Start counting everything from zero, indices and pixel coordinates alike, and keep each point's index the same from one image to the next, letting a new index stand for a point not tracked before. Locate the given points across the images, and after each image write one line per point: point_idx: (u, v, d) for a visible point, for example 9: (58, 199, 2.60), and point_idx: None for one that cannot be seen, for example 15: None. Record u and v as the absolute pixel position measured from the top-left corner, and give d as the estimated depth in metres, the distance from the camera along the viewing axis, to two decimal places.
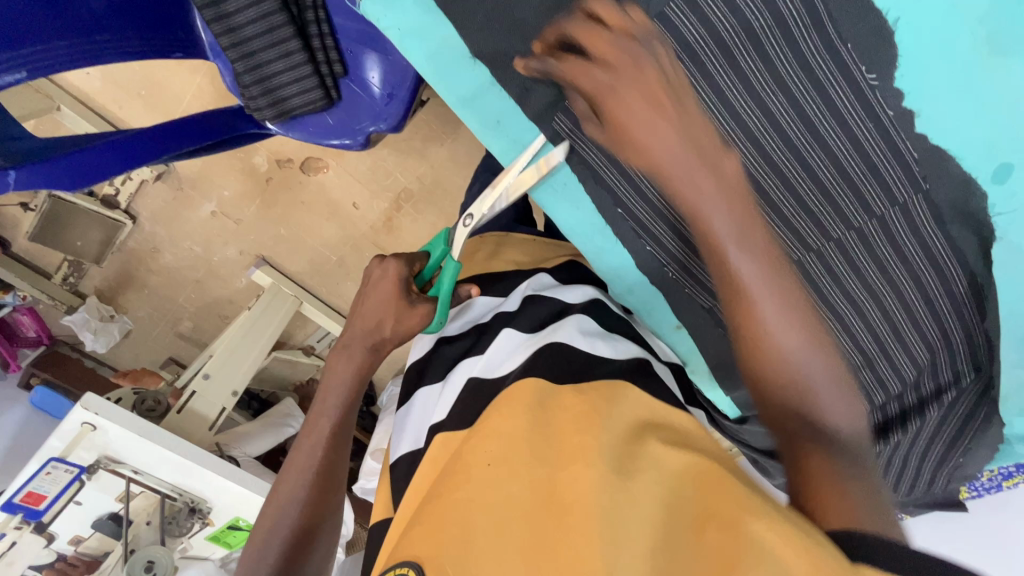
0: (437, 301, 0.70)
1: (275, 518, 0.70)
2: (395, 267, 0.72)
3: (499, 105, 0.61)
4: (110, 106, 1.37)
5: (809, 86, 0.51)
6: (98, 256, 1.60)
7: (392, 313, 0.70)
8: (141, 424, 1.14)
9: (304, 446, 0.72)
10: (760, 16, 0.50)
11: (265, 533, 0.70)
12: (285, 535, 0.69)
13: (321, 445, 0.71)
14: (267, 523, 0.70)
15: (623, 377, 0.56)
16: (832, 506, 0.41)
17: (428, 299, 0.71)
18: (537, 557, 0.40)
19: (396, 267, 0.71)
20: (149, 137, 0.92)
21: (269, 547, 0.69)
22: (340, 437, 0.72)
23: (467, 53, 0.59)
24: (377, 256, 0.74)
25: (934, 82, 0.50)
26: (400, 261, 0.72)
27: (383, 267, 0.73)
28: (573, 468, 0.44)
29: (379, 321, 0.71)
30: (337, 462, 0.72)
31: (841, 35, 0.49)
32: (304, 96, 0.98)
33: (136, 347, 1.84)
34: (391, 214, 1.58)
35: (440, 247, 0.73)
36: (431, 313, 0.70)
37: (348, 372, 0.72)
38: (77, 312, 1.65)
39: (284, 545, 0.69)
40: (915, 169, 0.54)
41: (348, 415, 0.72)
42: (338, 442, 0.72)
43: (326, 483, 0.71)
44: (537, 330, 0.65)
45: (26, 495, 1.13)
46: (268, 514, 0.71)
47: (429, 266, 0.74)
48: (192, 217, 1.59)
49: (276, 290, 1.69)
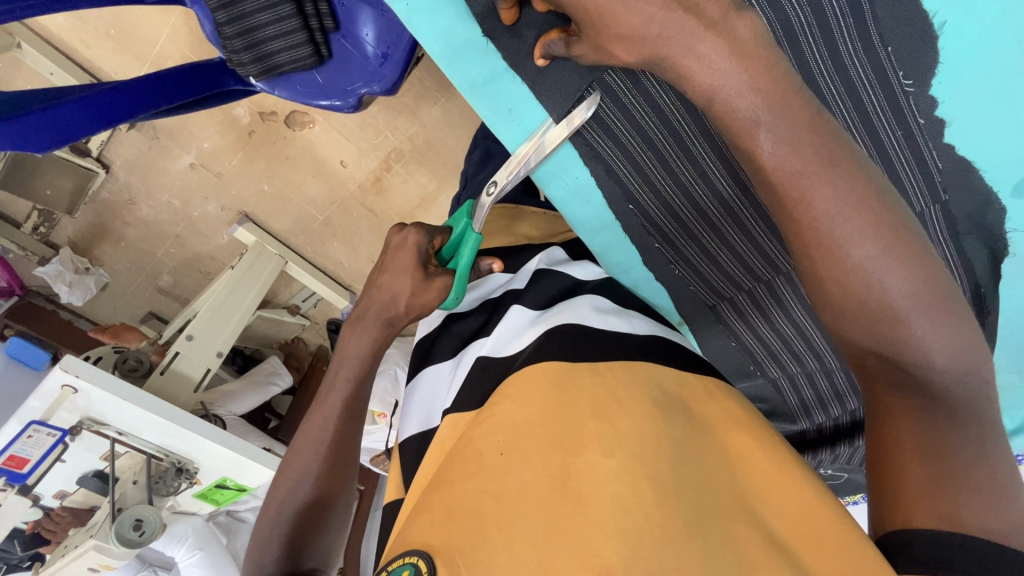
0: (455, 277, 0.67)
1: (290, 487, 0.69)
2: (416, 238, 0.68)
3: (512, 92, 0.57)
4: (76, 45, 1.27)
5: (841, 87, 0.48)
6: (70, 206, 1.52)
7: (407, 290, 0.66)
8: (124, 387, 1.12)
9: (316, 418, 0.69)
10: (801, 12, 0.45)
11: (276, 507, 0.70)
12: (298, 505, 0.69)
13: (335, 417, 0.68)
14: (280, 494, 0.70)
15: (637, 354, 0.55)
16: (914, 503, 0.41)
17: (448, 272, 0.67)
18: (552, 540, 0.39)
19: (416, 239, 0.67)
20: (124, 93, 0.85)
21: (281, 518, 0.69)
22: (355, 409, 0.69)
23: (481, 36, 0.53)
24: (397, 223, 0.71)
25: (968, 95, 0.47)
26: (420, 233, 0.68)
27: (402, 236, 0.69)
28: (588, 454, 0.44)
29: (394, 296, 0.67)
30: (350, 438, 0.70)
31: (883, 37, 0.45)
32: (292, 53, 0.91)
33: (115, 300, 1.79)
34: (380, 173, 1.52)
35: (463, 222, 0.70)
36: (448, 288, 0.67)
37: (364, 347, 0.68)
38: (50, 263, 1.59)
39: (298, 513, 0.69)
40: (937, 179, 0.52)
41: (363, 390, 0.69)
42: (352, 415, 0.69)
43: (340, 457, 0.70)
44: (545, 307, 0.63)
45: (8, 459, 1.10)
46: (282, 484, 0.70)
47: (449, 243, 0.70)
48: (170, 168, 1.50)
49: (259, 249, 1.63)
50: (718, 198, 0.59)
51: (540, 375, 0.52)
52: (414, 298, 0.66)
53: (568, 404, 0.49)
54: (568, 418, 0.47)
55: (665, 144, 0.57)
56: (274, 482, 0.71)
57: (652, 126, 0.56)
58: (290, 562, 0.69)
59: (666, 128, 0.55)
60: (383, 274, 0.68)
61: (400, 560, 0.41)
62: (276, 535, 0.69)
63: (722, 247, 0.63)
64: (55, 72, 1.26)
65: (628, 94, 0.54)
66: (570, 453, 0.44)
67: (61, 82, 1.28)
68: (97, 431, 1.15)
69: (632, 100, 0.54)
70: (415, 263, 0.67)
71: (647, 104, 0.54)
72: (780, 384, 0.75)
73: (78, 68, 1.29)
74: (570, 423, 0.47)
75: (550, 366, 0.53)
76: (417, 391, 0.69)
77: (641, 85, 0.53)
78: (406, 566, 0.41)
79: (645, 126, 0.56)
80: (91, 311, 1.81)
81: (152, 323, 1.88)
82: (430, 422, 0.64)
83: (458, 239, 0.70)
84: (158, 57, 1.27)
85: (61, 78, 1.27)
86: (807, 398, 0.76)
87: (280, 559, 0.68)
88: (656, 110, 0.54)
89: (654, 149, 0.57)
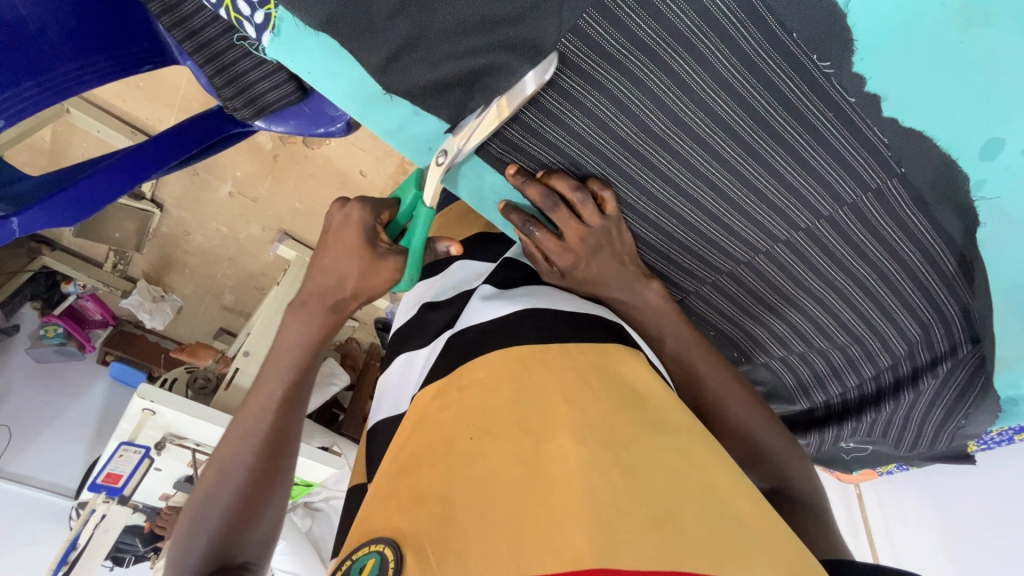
0: (406, 257, 0.59)
1: (218, 475, 0.63)
2: (361, 214, 0.57)
3: (429, 132, 0.55)
4: (116, 101, 1.40)
5: (752, 78, 0.47)
6: (138, 243, 1.72)
7: (359, 274, 0.58)
8: (190, 407, 1.21)
9: (252, 405, 0.62)
10: (686, 18, 0.43)
11: (202, 497, 0.63)
12: (229, 498, 0.62)
13: (272, 407, 0.62)
14: (206, 482, 0.64)
15: (599, 338, 0.54)
16: None
17: (399, 250, 0.58)
18: (519, 529, 0.37)
19: (361, 216, 0.56)
20: (139, 156, 0.89)
21: (210, 510, 0.62)
22: (296, 398, 0.63)
23: (382, 91, 0.50)
24: (337, 199, 0.59)
25: (898, 67, 0.43)
26: (364, 209, 0.56)
27: (344, 212, 0.58)
28: (561, 440, 0.42)
29: (350, 279, 0.58)
30: (289, 430, 0.64)
31: (785, 26, 0.43)
32: (278, 91, 0.82)
33: (191, 319, 2.00)
34: (398, 178, 1.48)
35: (413, 192, 0.58)
36: (399, 270, 0.59)
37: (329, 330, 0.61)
38: (132, 297, 1.81)
39: (232, 506, 0.62)
40: (887, 154, 0.50)
41: (304, 377, 0.63)
42: (292, 406, 0.63)
43: (275, 448, 0.63)
44: (507, 287, 0.62)
45: (105, 476, 1.25)
46: (208, 476, 0.64)
47: (402, 214, 0.60)
48: (213, 199, 1.62)
49: (301, 262, 1.69)
50: (661, 205, 0.58)
51: (510, 359, 0.50)
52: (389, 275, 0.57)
53: (539, 390, 0.46)
54: (538, 401, 0.45)
55: (593, 166, 0.56)
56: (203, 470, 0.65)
57: (574, 150, 0.54)
58: (221, 557, 0.62)
59: (591, 152, 0.54)
60: (331, 253, 0.58)
61: (366, 549, 0.39)
62: (203, 531, 0.62)
63: (680, 249, 0.63)
64: (102, 129, 1.41)
65: (543, 125, 0.53)
66: (542, 438, 0.42)
67: (108, 137, 1.42)
68: (180, 443, 1.31)
69: (543, 125, 0.53)
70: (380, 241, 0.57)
71: (559, 126, 0.52)
72: (774, 365, 0.76)
73: (122, 123, 1.44)
74: (539, 406, 0.45)
75: (525, 349, 0.50)
76: (391, 377, 0.69)
77: (550, 113, 0.51)
78: (371, 555, 0.39)
79: (569, 152, 0.55)
80: (173, 332, 2.03)
81: (224, 338, 2.05)
82: (397, 408, 0.64)
83: (411, 210, 0.59)
84: (183, 101, 1.37)
85: (107, 134, 1.42)
86: (805, 377, 0.76)
87: (209, 555, 0.61)
88: (575, 136, 0.53)
89: (581, 170, 0.56)
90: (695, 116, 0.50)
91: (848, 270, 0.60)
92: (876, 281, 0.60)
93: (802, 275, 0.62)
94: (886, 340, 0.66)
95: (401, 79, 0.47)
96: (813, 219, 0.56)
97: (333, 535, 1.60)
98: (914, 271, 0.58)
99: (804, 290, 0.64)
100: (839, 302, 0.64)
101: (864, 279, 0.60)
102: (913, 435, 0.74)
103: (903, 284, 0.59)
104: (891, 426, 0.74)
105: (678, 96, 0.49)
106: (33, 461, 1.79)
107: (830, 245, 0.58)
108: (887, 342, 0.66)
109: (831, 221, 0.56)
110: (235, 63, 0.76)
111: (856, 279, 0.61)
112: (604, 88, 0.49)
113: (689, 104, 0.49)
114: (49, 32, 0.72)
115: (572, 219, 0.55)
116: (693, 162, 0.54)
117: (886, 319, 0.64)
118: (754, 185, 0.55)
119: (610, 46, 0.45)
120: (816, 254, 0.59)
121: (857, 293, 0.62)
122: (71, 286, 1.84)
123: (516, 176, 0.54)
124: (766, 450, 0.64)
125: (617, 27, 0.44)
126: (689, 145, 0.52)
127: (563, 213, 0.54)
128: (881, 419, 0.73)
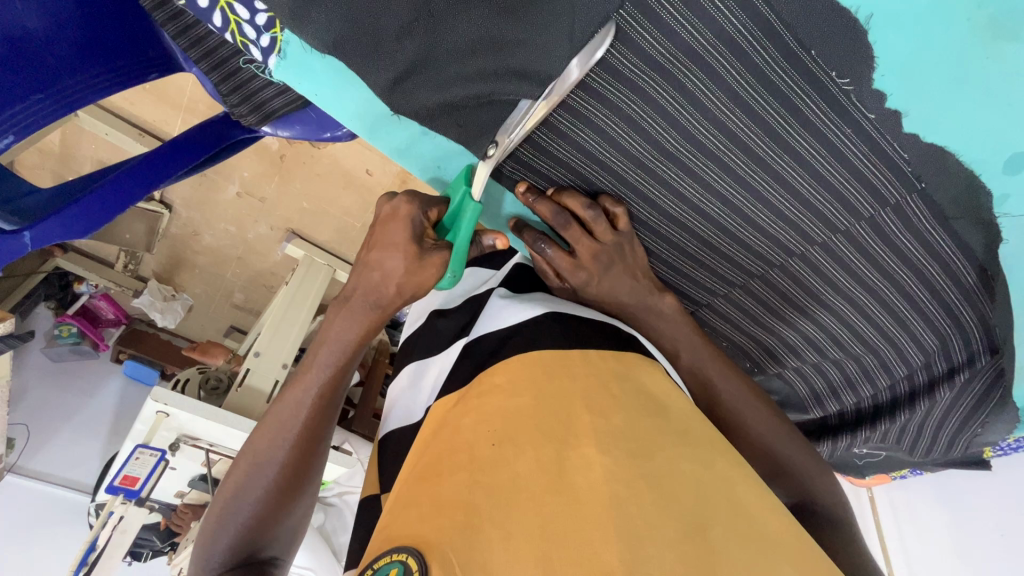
0: (451, 251, 0.58)
1: (251, 470, 0.62)
2: (408, 209, 0.57)
3: (434, 152, 0.58)
4: (122, 104, 1.40)
5: (767, 94, 0.46)
6: (148, 244, 1.73)
7: (400, 268, 0.56)
8: (203, 408, 1.20)
9: (287, 400, 0.62)
10: (700, 36, 0.43)
11: (230, 492, 0.62)
12: (260, 493, 0.62)
13: (308, 404, 0.61)
14: (236, 478, 0.63)
15: (616, 346, 0.53)
16: None
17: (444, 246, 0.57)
18: (545, 541, 0.37)
19: (409, 210, 0.56)
20: (148, 165, 0.89)
21: (239, 504, 0.62)
22: (334, 397, 0.63)
23: (389, 112, 0.52)
24: (385, 192, 0.59)
25: (918, 84, 0.42)
26: (412, 204, 0.56)
27: (392, 204, 0.58)
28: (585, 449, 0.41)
29: (374, 281, 0.58)
30: (322, 426, 0.64)
31: (802, 43, 0.42)
32: (284, 98, 0.78)
33: (201, 317, 2.02)
34: (406, 176, 1.47)
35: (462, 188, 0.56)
36: (443, 265, 0.58)
37: (342, 338, 0.60)
38: (143, 296, 1.85)
39: (263, 501, 0.62)
40: (907, 170, 0.48)
41: (344, 376, 0.62)
42: (328, 403, 0.63)
43: (309, 445, 0.63)
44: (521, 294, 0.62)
45: (123, 478, 1.26)
46: (239, 470, 0.63)
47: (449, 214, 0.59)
48: (221, 199, 1.62)
49: (310, 262, 1.70)
50: (673, 220, 0.58)
51: (528, 365, 0.49)
52: (400, 282, 0.57)
53: (559, 396, 0.46)
54: (559, 407, 0.44)
55: (604, 182, 0.56)
56: (229, 467, 0.64)
57: (585, 168, 0.54)
58: (245, 551, 0.63)
59: (603, 169, 0.54)
60: (372, 249, 0.58)
61: (388, 558, 0.38)
62: (231, 524, 0.62)
63: (692, 262, 0.63)
64: (110, 132, 1.41)
65: (553, 143, 0.52)
66: (565, 446, 0.42)
67: (116, 140, 1.43)
68: (193, 443, 1.31)
69: (554, 145, 0.52)
70: (391, 247, 0.56)
71: (570, 145, 0.52)
72: (788, 375, 0.75)
73: (129, 125, 1.44)
74: (560, 413, 0.44)
75: (542, 355, 0.50)
76: (403, 386, 0.69)
77: (562, 133, 0.51)
78: (394, 564, 0.37)
79: (580, 169, 0.55)
80: (184, 330, 2.05)
81: (234, 336, 2.07)
82: (410, 418, 0.63)
83: (456, 210, 0.58)
84: (189, 102, 1.37)
85: (114, 136, 1.42)
86: (819, 386, 0.75)
87: (234, 549, 0.62)
88: (587, 155, 0.53)
89: (594, 186, 0.56)
90: (709, 133, 0.49)
91: (864, 283, 0.59)
92: (893, 294, 0.59)
93: (817, 287, 0.61)
94: (902, 352, 0.65)
95: (409, 100, 0.46)
96: (829, 232, 0.55)
97: (345, 529, 1.62)
98: (932, 284, 0.57)
99: (820, 303, 0.63)
100: (855, 314, 0.63)
101: (880, 292, 0.59)
102: (930, 445, 0.73)
103: (922, 297, 0.58)
104: (907, 435, 0.73)
105: (690, 113, 0.48)
106: (51, 459, 1.82)
107: (846, 258, 0.57)
108: (903, 353, 0.65)
109: (848, 235, 0.55)
110: (238, 69, 0.73)
111: (872, 291, 0.60)
112: (615, 107, 0.49)
113: (703, 121, 0.49)
114: (55, 45, 0.71)
115: (585, 236, 0.54)
116: (707, 178, 0.53)
117: (903, 331, 0.63)
118: (768, 200, 0.54)
119: (623, 66, 0.45)
120: (832, 268, 0.58)
121: (874, 306, 0.61)
122: (84, 286, 1.84)
123: (527, 195, 0.55)
124: (785, 456, 0.62)
125: (631, 47, 0.44)
126: (702, 161, 0.52)
127: (575, 229, 0.54)
128: (897, 429, 0.72)
